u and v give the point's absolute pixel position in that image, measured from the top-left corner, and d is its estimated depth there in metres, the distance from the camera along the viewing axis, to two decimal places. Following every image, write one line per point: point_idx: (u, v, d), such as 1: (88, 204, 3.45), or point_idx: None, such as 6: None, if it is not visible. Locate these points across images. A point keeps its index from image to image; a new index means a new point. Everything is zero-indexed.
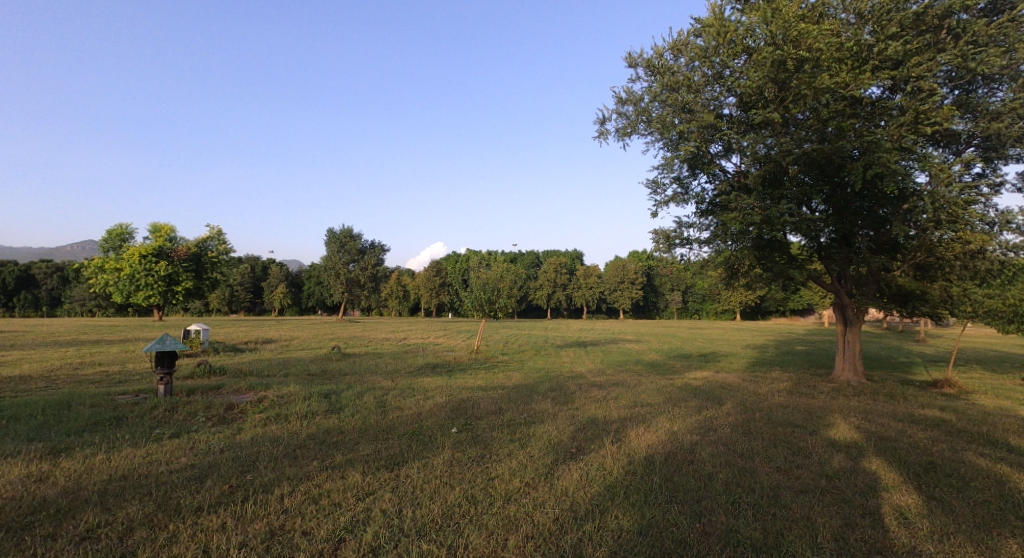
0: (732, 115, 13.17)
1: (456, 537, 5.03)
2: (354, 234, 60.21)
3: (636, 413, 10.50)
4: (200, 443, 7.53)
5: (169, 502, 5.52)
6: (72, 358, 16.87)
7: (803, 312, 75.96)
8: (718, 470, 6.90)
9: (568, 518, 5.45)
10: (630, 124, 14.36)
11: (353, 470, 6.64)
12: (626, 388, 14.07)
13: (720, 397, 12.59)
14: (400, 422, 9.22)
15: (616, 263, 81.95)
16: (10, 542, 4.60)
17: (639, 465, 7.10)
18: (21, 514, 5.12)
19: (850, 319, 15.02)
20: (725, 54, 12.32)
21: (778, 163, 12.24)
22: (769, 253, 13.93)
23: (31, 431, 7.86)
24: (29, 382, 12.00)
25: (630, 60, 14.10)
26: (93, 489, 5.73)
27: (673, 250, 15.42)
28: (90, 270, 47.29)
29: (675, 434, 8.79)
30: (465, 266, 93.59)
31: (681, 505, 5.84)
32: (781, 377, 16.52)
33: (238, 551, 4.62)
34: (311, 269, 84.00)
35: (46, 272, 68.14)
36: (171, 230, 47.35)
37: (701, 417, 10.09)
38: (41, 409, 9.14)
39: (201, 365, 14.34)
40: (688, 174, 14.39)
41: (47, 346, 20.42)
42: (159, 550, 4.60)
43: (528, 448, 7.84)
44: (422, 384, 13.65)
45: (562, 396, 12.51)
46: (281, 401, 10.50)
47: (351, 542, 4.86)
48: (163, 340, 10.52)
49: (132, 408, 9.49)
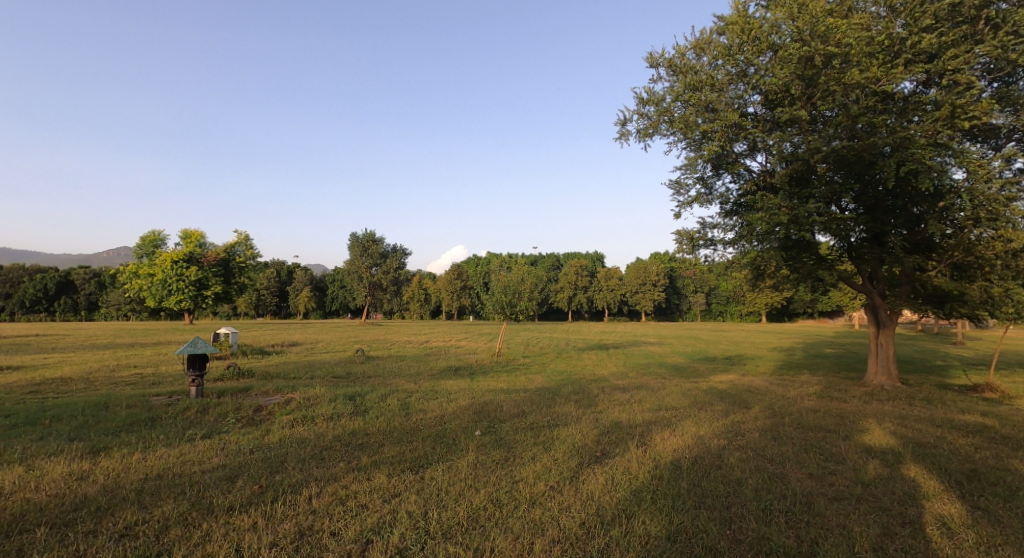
0: (758, 114, 12.87)
1: (482, 540, 5.03)
2: (377, 238, 60.84)
3: (660, 417, 10.36)
4: (231, 444, 7.71)
5: (202, 500, 5.65)
6: (109, 360, 17.49)
7: (833, 313, 74.12)
8: (748, 476, 6.75)
9: (595, 523, 5.41)
10: (652, 125, 14.21)
11: (378, 471, 6.71)
12: (650, 391, 13.92)
13: (747, 400, 12.38)
14: (424, 424, 9.30)
15: (638, 266, 81.14)
16: (54, 538, 4.76)
17: (666, 470, 7.00)
18: (64, 511, 5.30)
19: (883, 320, 14.57)
20: (750, 51, 12.06)
21: (806, 162, 11.96)
22: (797, 253, 13.62)
23: (71, 431, 8.16)
24: (71, 383, 12.52)
25: (652, 60, 13.94)
26: (131, 488, 5.90)
27: (697, 251, 15.18)
28: (125, 275, 48.95)
29: (701, 437, 8.66)
30: (486, 269, 93.85)
31: (710, 511, 5.73)
32: (811, 380, 16.08)
33: (269, 551, 4.69)
34: (335, 273, 85.38)
35: (85, 278, 70.87)
36: (201, 236, 48.61)
37: (728, 421, 9.91)
38: (81, 410, 9.48)
39: (231, 367, 14.70)
40: (712, 174, 14.17)
41: (85, 350, 21.20)
42: (194, 549, 4.70)
43: (552, 450, 7.82)
44: (445, 387, 13.76)
45: (584, 399, 12.47)
46: (308, 403, 10.70)
47: (379, 542, 4.91)
48: (196, 342, 10.86)
49: (166, 408, 9.79)
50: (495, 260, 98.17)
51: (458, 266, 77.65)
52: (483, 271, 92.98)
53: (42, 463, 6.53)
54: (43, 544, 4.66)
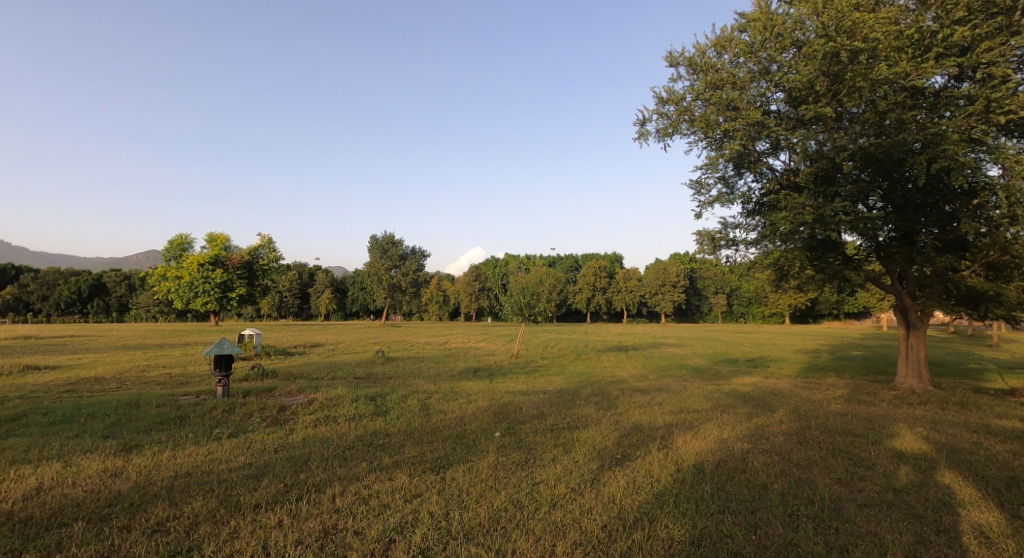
0: (781, 111, 12.62)
1: (504, 541, 5.03)
2: (396, 240, 61.32)
3: (682, 419, 10.24)
4: (257, 443, 7.86)
5: (230, 498, 5.77)
6: (139, 361, 17.97)
7: (859, 315, 72.19)
8: (773, 480, 6.63)
9: (617, 526, 5.37)
10: (672, 125, 14.07)
11: (400, 471, 6.77)
12: (670, 393, 13.75)
13: (771, 403, 12.15)
14: (445, 425, 9.34)
15: (657, 267, 80.38)
16: (90, 532, 4.91)
17: (688, 473, 6.90)
18: (100, 506, 5.47)
19: (913, 322, 14.15)
20: (773, 48, 11.87)
21: (832, 160, 11.62)
22: (823, 253, 13.32)
23: (105, 429, 8.40)
24: (104, 383, 12.92)
25: (672, 59, 13.81)
26: (162, 484, 6.06)
27: (718, 251, 14.95)
28: (154, 278, 50.34)
29: (725, 441, 8.53)
30: (504, 270, 94.07)
31: (735, 515, 5.64)
32: (838, 383, 15.70)
33: (295, 549, 4.76)
34: (355, 276, 86.46)
35: (116, 280, 73.04)
36: (226, 240, 49.70)
37: (752, 424, 9.74)
38: (114, 408, 9.76)
39: (255, 368, 14.99)
40: (733, 173, 13.96)
41: (117, 350, 21.84)
42: (223, 545, 4.80)
43: (572, 452, 7.79)
44: (464, 388, 13.81)
45: (604, 401, 12.38)
46: (330, 403, 10.83)
47: (401, 542, 4.95)
48: (223, 343, 11.11)
49: (193, 408, 10.00)
50: (513, 262, 98.31)
51: (476, 268, 77.96)
52: (501, 273, 93.19)
53: (78, 460, 6.74)
54: (80, 538, 4.81)
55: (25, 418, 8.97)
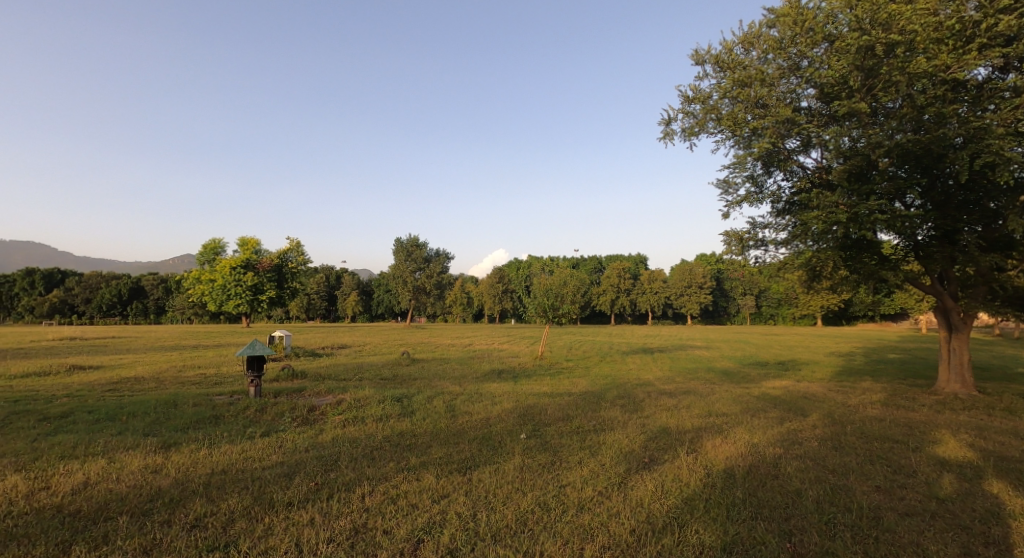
0: (812, 108, 12.30)
1: (532, 544, 5.02)
2: (421, 242, 61.93)
3: (711, 423, 10.05)
4: (288, 442, 8.05)
5: (263, 495, 5.92)
6: (175, 361, 18.57)
7: (896, 317, 69.67)
8: (807, 487, 6.44)
9: (646, 530, 5.30)
10: (698, 124, 13.86)
11: (427, 472, 6.83)
12: (698, 397, 13.52)
13: (804, 408, 11.83)
14: (470, 427, 9.37)
15: (683, 267, 79.24)
16: (134, 526, 5.10)
17: (719, 478, 6.77)
18: (142, 501, 5.67)
19: (956, 324, 13.57)
20: (804, 44, 11.59)
21: (867, 157, 11.25)
22: (857, 253, 12.89)
23: (145, 427, 8.71)
24: (143, 382, 13.38)
25: (698, 57, 13.61)
26: (200, 481, 6.25)
27: (747, 252, 14.64)
28: (189, 281, 51.98)
29: (756, 445, 8.34)
30: (528, 272, 94.17)
31: (768, 522, 5.51)
32: (875, 388, 15.17)
33: (326, 547, 4.84)
34: (381, 278, 87.68)
35: (154, 283, 75.56)
36: (257, 243, 50.90)
37: (784, 429, 9.50)
38: (153, 407, 10.10)
39: (285, 369, 15.35)
40: (763, 172, 13.65)
41: (155, 351, 22.59)
42: (258, 541, 4.92)
43: (599, 455, 7.72)
44: (489, 389, 13.83)
45: (630, 404, 12.24)
46: (358, 404, 11.02)
47: (430, 542, 4.99)
48: (255, 344, 11.40)
49: (227, 407, 10.28)
50: (537, 263, 98.28)
51: (499, 270, 78.18)
52: (524, 274, 93.23)
53: (121, 456, 7.01)
54: (124, 531, 4.99)
55: (71, 415, 9.37)
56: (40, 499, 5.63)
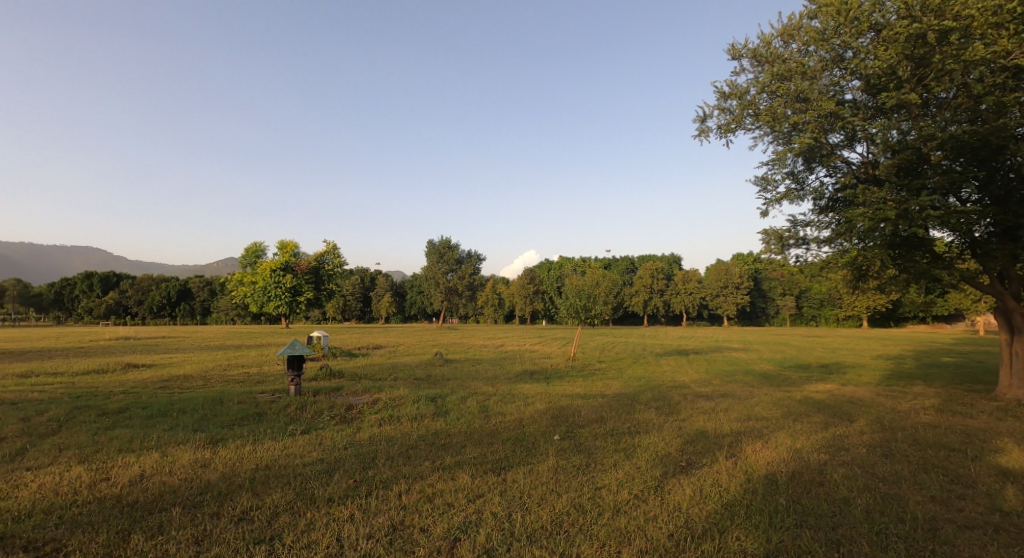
0: (857, 100, 11.79)
1: (568, 545, 4.99)
2: (453, 244, 62.49)
3: (751, 427, 9.76)
4: (327, 439, 8.26)
5: (305, 491, 6.08)
6: (221, 360, 19.32)
7: (949, 318, 66.10)
8: (856, 495, 6.18)
9: (685, 536, 5.19)
10: (735, 120, 13.49)
11: (462, 472, 6.87)
12: (737, 400, 13.14)
13: (850, 413, 11.37)
14: (503, 427, 9.40)
15: (719, 267, 77.37)
16: (186, 517, 5.33)
17: (760, 484, 6.57)
18: (193, 493, 5.92)
19: (1019, 326, 12.77)
20: (848, 34, 11.14)
21: (918, 150, 10.70)
22: (908, 252, 12.25)
23: (194, 423, 9.08)
24: (191, 380, 13.97)
25: (734, 51, 13.26)
26: (245, 476, 6.48)
27: (787, 251, 14.15)
28: (233, 283, 53.98)
29: (799, 451, 8.05)
30: (559, 272, 93.79)
31: (814, 531, 5.32)
32: (928, 393, 14.42)
33: (366, 543, 4.94)
34: (414, 279, 88.97)
35: (200, 286, 78.75)
36: (295, 247, 52.32)
37: (829, 434, 9.15)
38: (200, 404, 10.52)
39: (323, 368, 15.78)
40: (803, 168, 13.18)
41: (201, 351, 23.48)
42: (300, 535, 5.06)
43: (634, 458, 7.60)
44: (521, 390, 13.84)
45: (666, 406, 12.01)
46: (393, 403, 11.23)
47: (466, 541, 5.02)
48: (295, 345, 11.74)
49: (269, 405, 10.63)
50: (569, 264, 97.82)
51: (530, 271, 78.17)
52: (556, 275, 92.93)
53: (173, 451, 7.34)
54: (177, 522, 5.22)
55: (127, 411, 9.87)
56: (101, 489, 5.95)
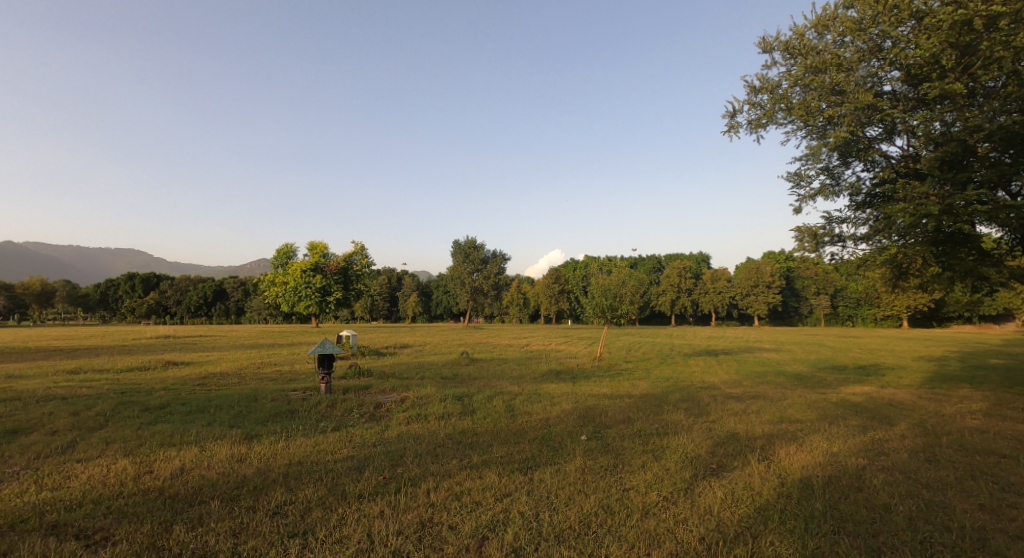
0: (897, 92, 11.35)
1: (596, 546, 4.96)
2: (478, 244, 62.80)
3: (784, 430, 9.52)
4: (358, 437, 8.40)
5: (336, 487, 6.21)
6: (255, 358, 19.85)
7: (997, 319, 63.05)
8: (897, 501, 5.96)
9: (716, 539, 5.10)
10: (766, 114, 13.16)
11: (489, 471, 6.89)
12: (769, 401, 12.83)
13: (890, 416, 10.96)
14: (529, 427, 9.38)
15: (749, 266, 75.67)
16: (224, 510, 5.51)
17: (794, 488, 6.40)
18: (230, 487, 6.11)
19: None
20: (887, 23, 10.73)
21: (963, 141, 10.24)
22: (952, 248, 11.72)
23: (230, 419, 9.37)
24: (227, 378, 14.41)
25: (765, 44, 12.94)
26: (279, 471, 6.65)
27: (821, 248, 13.71)
28: (265, 283, 55.46)
29: (836, 455, 7.80)
30: (585, 272, 93.23)
31: (853, 538, 5.15)
32: (975, 396, 13.78)
33: (396, 539, 5.01)
34: (440, 279, 89.74)
35: (234, 286, 81.07)
36: (325, 248, 53.32)
37: (867, 438, 8.84)
38: (236, 401, 10.83)
39: (352, 366, 16.05)
40: (839, 162, 12.77)
41: (236, 349, 24.11)
42: (332, 530, 5.16)
43: (663, 460, 7.49)
44: (548, 390, 13.80)
45: (695, 407, 11.82)
46: (421, 401, 11.33)
47: (494, 540, 5.04)
48: (325, 344, 11.99)
49: (301, 402, 10.88)
50: (594, 263, 97.17)
51: (556, 271, 77.94)
52: (581, 275, 92.33)
53: (211, 445, 7.58)
54: (217, 515, 5.39)
55: (168, 406, 10.25)
56: (145, 481, 6.19)
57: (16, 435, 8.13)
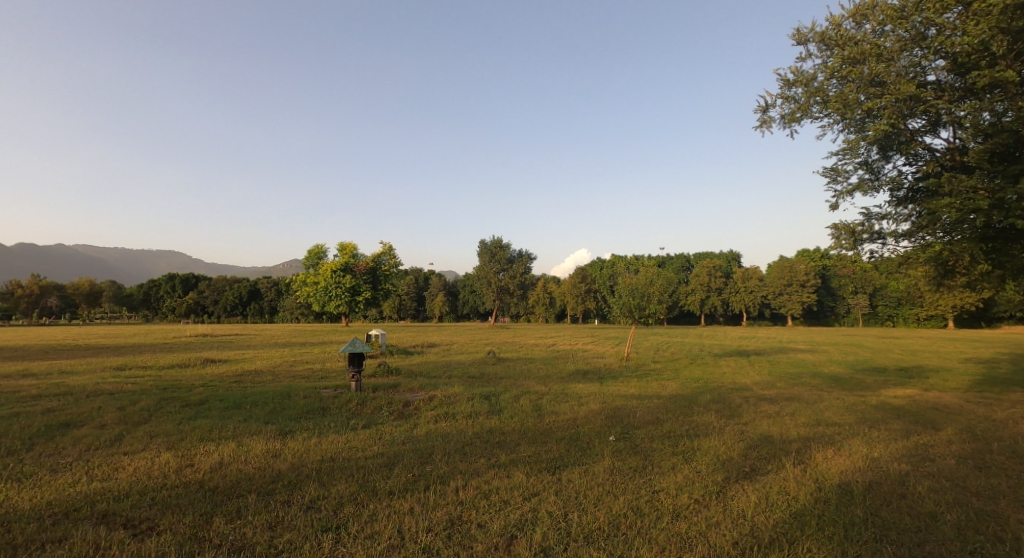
0: (942, 82, 10.86)
1: (627, 548, 4.90)
2: (504, 244, 63.00)
3: (821, 433, 9.23)
4: (387, 434, 8.53)
5: (367, 483, 6.31)
6: (287, 357, 20.35)
7: None
8: (944, 510, 5.71)
9: (751, 544, 4.97)
10: (800, 108, 12.77)
11: (517, 470, 6.89)
12: (805, 404, 12.45)
13: (935, 420, 10.50)
14: (557, 427, 9.34)
15: (782, 265, 73.77)
16: (261, 503, 5.65)
17: (832, 493, 6.19)
18: (266, 481, 6.28)
19: None
20: (932, 9, 10.27)
21: (1015, 132, 9.72)
22: (1003, 245, 11.16)
23: (266, 415, 9.63)
24: (262, 375, 14.80)
25: (800, 36, 12.57)
26: (312, 467, 6.79)
27: (860, 246, 13.23)
28: (297, 283, 56.87)
29: (877, 460, 7.52)
30: (612, 271, 92.47)
31: (896, 546, 4.96)
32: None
33: (426, 536, 5.06)
34: (467, 279, 90.36)
35: (268, 287, 83.34)
36: (354, 249, 54.23)
37: (911, 443, 8.49)
38: (270, 398, 11.12)
39: (381, 365, 16.28)
40: (879, 156, 12.30)
41: (270, 348, 24.77)
42: (364, 525, 5.25)
43: (693, 462, 7.35)
44: (575, 389, 13.75)
45: (726, 409, 11.58)
46: (449, 400, 11.42)
47: (523, 539, 5.04)
48: (355, 341, 12.22)
49: (333, 400, 11.09)
50: (622, 262, 96.23)
51: (582, 271, 77.54)
52: (608, 274, 91.60)
53: (247, 441, 7.80)
54: (254, 508, 5.54)
55: (207, 402, 10.60)
56: (186, 474, 6.42)
57: (68, 428, 8.54)
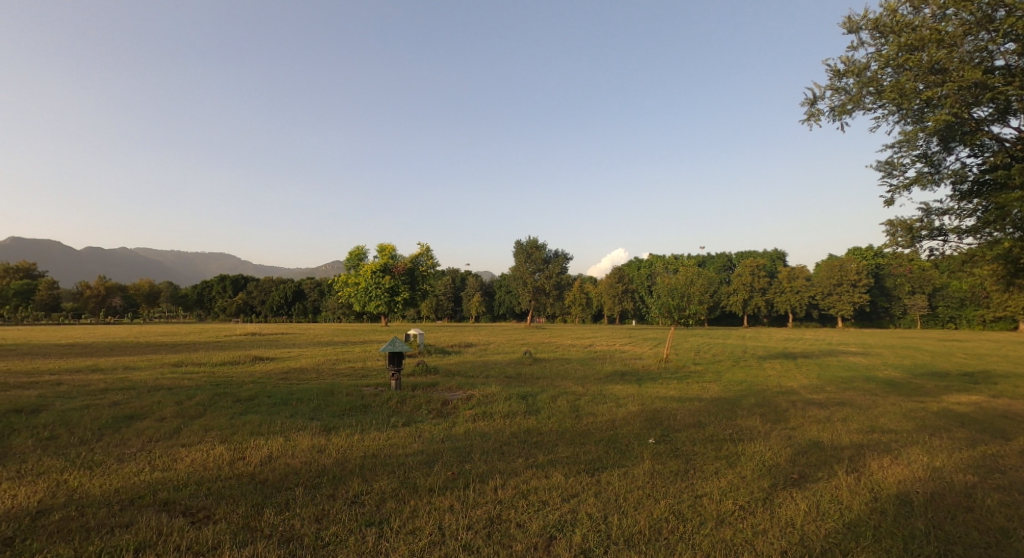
0: (1012, 66, 10.13)
1: (669, 553, 4.80)
2: (541, 245, 62.89)
3: (875, 440, 8.78)
4: (426, 432, 8.64)
5: (408, 479, 6.41)
6: (330, 355, 20.95)
7: None
8: (1016, 526, 5.32)
9: (800, 553, 4.79)
10: (852, 100, 12.18)
11: (555, 471, 6.85)
12: (857, 409, 11.88)
13: (1005, 429, 9.81)
14: (595, 428, 9.22)
15: (831, 264, 70.63)
16: (308, 496, 5.83)
17: (890, 504, 5.87)
18: (313, 475, 6.48)
19: None
20: None
21: None
22: None
23: (311, 411, 9.94)
24: (307, 373, 15.28)
25: (850, 24, 12.00)
26: (355, 462, 6.96)
27: (918, 243, 12.51)
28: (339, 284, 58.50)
29: (938, 470, 7.09)
30: (650, 271, 90.85)
31: None
32: None
33: (466, 533, 5.09)
34: (503, 279, 90.72)
35: (312, 287, 86.08)
36: (392, 249, 55.31)
37: (977, 453, 7.96)
38: (315, 394, 11.49)
39: (420, 364, 16.52)
40: (940, 148, 11.60)
41: (314, 347, 25.59)
42: (405, 521, 5.33)
43: (738, 467, 7.13)
44: (613, 391, 13.57)
45: (771, 413, 11.18)
46: (486, 400, 11.47)
47: (563, 539, 5.01)
48: (393, 341, 12.45)
49: (373, 398, 11.33)
50: (660, 262, 94.44)
51: (620, 270, 76.54)
52: (646, 274, 90.04)
53: (294, 436, 8.06)
54: (301, 500, 5.72)
55: (256, 398, 11.02)
56: (238, 467, 6.69)
57: (131, 420, 9.04)
